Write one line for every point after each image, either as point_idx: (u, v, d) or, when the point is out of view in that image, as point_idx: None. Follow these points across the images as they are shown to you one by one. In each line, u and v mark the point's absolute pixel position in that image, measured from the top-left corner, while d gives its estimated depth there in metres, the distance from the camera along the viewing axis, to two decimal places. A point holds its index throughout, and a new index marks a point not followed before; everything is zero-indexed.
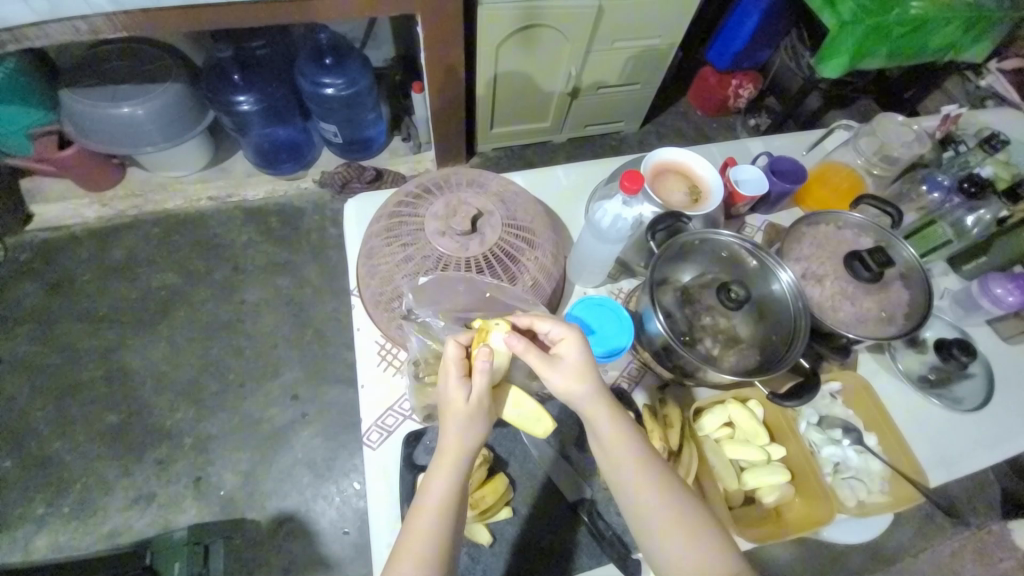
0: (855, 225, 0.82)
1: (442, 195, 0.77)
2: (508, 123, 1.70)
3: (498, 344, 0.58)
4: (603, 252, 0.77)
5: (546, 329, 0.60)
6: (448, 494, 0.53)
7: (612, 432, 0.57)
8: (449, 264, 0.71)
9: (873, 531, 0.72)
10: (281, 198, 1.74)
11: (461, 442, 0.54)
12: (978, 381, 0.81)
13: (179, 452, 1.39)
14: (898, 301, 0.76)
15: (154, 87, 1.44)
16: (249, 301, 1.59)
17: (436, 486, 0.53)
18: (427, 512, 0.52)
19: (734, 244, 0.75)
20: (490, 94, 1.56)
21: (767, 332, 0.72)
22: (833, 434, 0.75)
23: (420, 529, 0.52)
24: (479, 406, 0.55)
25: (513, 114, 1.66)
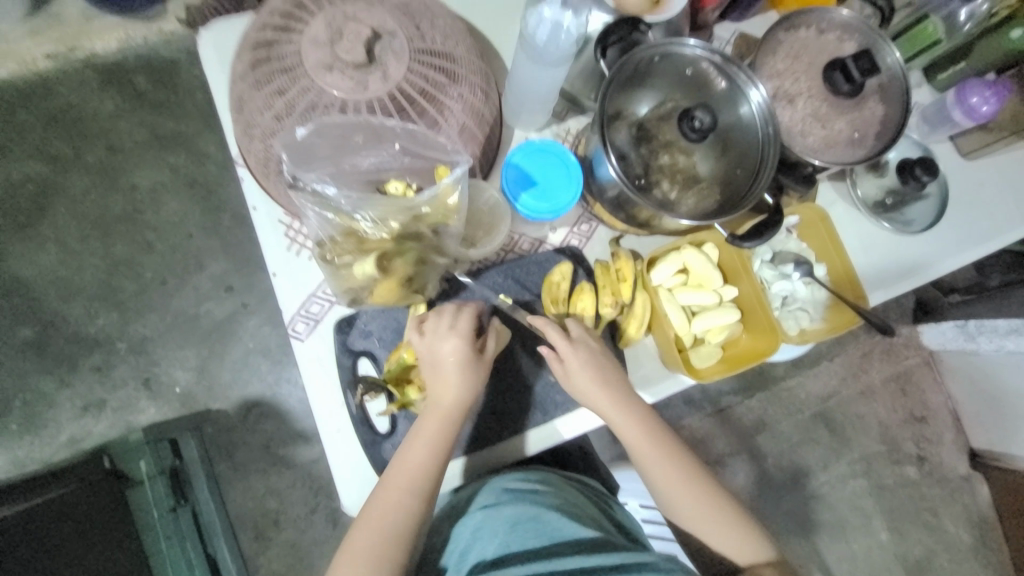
0: (840, 26, 0.69)
1: (321, 9, 0.56)
2: None
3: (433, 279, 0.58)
4: (542, 84, 0.62)
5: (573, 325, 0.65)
6: (435, 436, 0.57)
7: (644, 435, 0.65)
8: (346, 108, 0.55)
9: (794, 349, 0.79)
10: (140, 47, 1.34)
11: (452, 389, 0.58)
12: (932, 202, 0.79)
13: (117, 358, 1.30)
14: (872, 119, 0.68)
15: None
16: (143, 187, 1.34)
17: (425, 428, 0.57)
18: (401, 465, 0.56)
19: (699, 59, 0.62)
20: None
21: (731, 166, 0.63)
22: (785, 269, 0.72)
23: (410, 459, 0.56)
24: (460, 362, 0.58)
25: None
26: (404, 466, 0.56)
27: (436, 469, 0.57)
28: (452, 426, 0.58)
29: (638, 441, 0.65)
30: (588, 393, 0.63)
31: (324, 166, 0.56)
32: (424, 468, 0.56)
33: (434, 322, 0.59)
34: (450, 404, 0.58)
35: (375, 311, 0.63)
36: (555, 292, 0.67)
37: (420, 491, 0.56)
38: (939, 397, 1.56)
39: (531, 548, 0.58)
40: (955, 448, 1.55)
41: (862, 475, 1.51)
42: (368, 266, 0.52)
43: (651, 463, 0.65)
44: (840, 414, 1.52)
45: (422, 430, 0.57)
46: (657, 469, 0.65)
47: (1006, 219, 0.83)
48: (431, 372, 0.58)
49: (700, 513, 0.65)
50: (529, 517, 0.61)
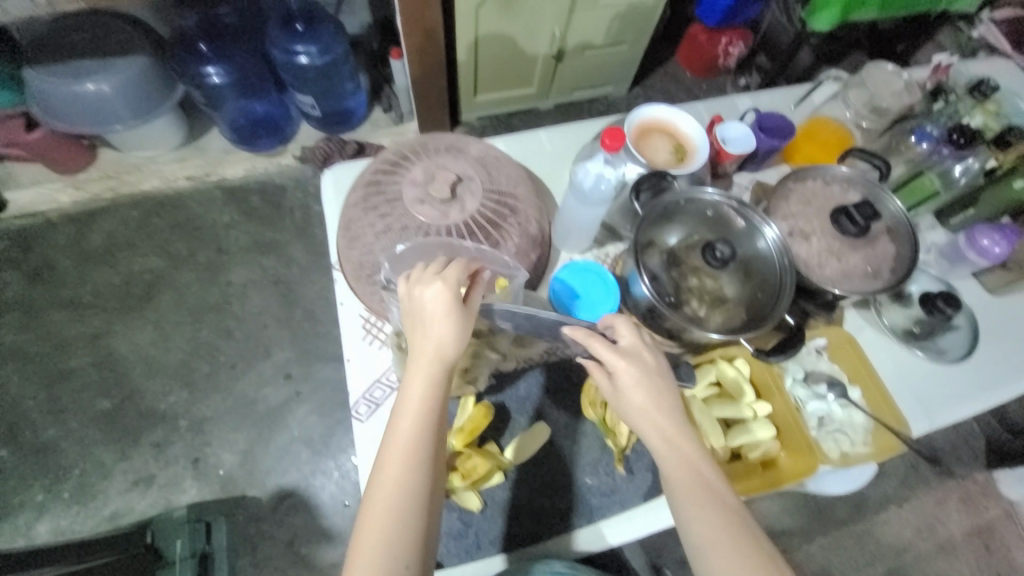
0: (843, 180, 0.81)
1: (420, 161, 0.74)
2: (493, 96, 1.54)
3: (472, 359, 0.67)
4: (587, 218, 0.76)
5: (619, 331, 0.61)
6: (413, 441, 0.52)
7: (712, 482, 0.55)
8: (430, 231, 0.69)
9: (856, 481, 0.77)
10: (261, 175, 1.68)
11: (441, 342, 0.54)
12: (963, 333, 0.81)
13: (175, 435, 1.39)
14: (884, 255, 0.76)
15: (117, 62, 1.38)
16: (236, 283, 1.56)
17: (399, 440, 0.52)
18: (400, 435, 0.52)
19: (719, 203, 0.75)
20: (472, 68, 1.42)
21: (755, 290, 0.72)
22: (818, 389, 0.75)
23: (388, 478, 0.51)
24: (457, 315, 0.55)
25: (495, 95, 1.53)
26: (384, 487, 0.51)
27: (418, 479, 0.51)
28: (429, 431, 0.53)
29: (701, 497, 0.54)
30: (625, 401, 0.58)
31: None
32: (405, 482, 0.51)
33: (411, 318, 0.56)
34: (425, 407, 0.53)
35: None
36: (593, 395, 0.71)
37: (405, 506, 0.50)
38: None
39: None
40: None
41: None
42: None
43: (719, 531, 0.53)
44: (919, 572, 1.32)
45: (396, 443, 0.52)
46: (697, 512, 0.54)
47: None
48: (425, 321, 0.55)
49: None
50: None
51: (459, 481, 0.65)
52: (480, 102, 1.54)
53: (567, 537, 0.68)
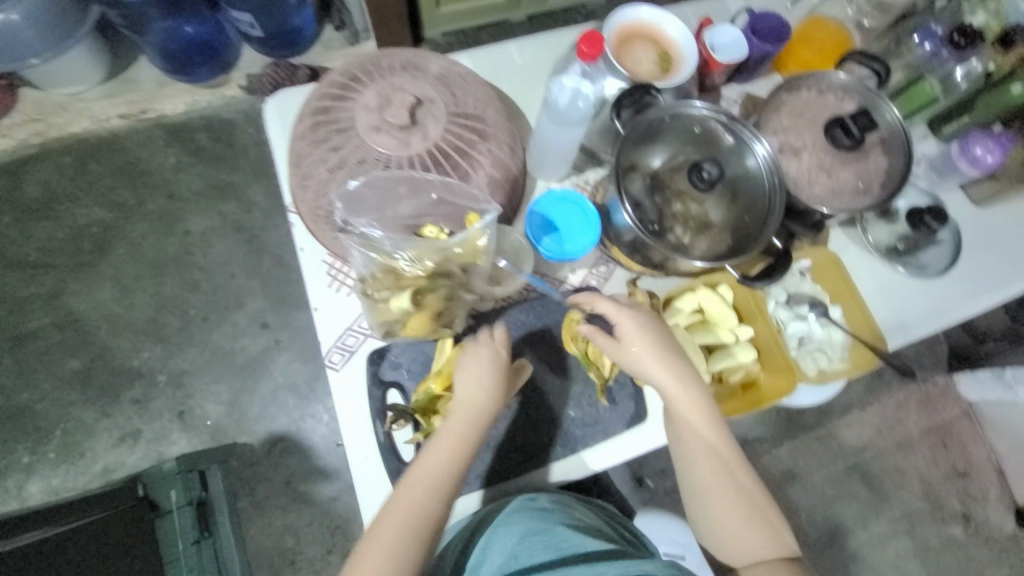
0: (839, 87, 0.75)
1: (372, 82, 0.65)
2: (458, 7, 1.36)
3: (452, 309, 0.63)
4: (563, 141, 0.69)
5: (605, 310, 0.65)
6: (462, 433, 0.60)
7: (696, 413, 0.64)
8: (391, 164, 0.62)
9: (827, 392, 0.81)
10: (205, 110, 1.50)
11: (474, 390, 0.61)
12: (946, 247, 0.80)
13: (155, 390, 1.37)
14: (876, 169, 0.72)
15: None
16: (194, 232, 1.46)
17: (454, 425, 0.60)
18: (425, 465, 0.59)
19: (707, 118, 0.69)
20: None
21: (742, 213, 0.68)
22: (800, 310, 0.74)
23: (436, 459, 0.59)
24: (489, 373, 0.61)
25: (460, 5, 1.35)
26: (428, 466, 0.59)
27: (458, 470, 0.59)
28: (477, 421, 0.61)
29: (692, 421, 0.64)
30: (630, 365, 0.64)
31: (370, 215, 0.60)
32: (449, 465, 0.59)
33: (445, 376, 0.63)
34: (451, 454, 0.60)
35: (406, 344, 0.67)
36: (574, 330, 0.70)
37: (443, 491, 0.59)
38: (983, 450, 1.47)
39: (539, 560, 0.59)
40: (1004, 506, 1.45)
41: (904, 534, 1.42)
42: (403, 300, 0.58)
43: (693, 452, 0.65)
44: (876, 467, 1.45)
45: (452, 429, 0.60)
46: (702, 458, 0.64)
47: None
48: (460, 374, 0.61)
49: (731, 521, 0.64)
50: (537, 530, 0.62)
51: (441, 422, 0.64)
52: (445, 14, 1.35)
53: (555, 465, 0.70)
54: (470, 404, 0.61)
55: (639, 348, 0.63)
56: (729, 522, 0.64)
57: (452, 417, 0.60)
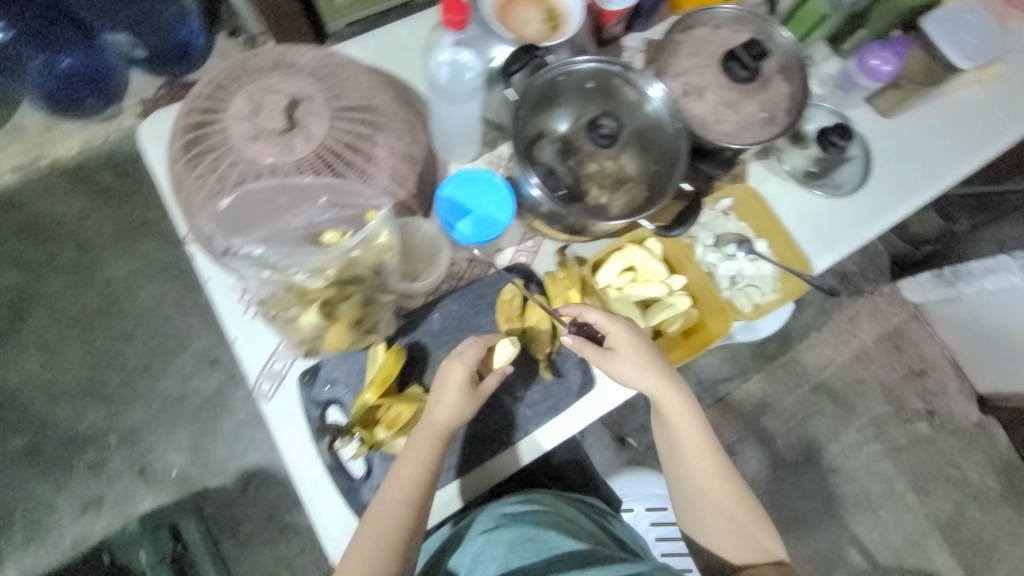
0: (731, 20, 0.74)
1: (240, 87, 0.60)
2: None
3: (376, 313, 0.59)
4: (461, 118, 0.66)
5: (594, 318, 0.66)
6: (428, 449, 0.59)
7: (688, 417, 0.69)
8: (276, 174, 0.57)
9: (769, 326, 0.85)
10: (102, 146, 1.39)
11: (440, 409, 0.60)
12: (857, 163, 0.82)
13: (109, 451, 1.29)
14: (779, 96, 0.72)
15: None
16: (118, 279, 1.36)
17: (418, 441, 0.60)
18: (396, 487, 0.58)
19: (600, 70, 0.66)
20: None
21: (652, 163, 0.67)
22: (728, 249, 0.74)
23: (403, 475, 0.59)
24: (459, 389, 0.60)
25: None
26: (396, 482, 0.59)
27: (425, 486, 0.59)
28: (441, 437, 0.60)
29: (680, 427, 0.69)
30: (620, 375, 0.66)
31: (257, 229, 0.53)
32: (416, 482, 0.59)
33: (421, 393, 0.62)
34: (417, 477, 0.59)
35: (337, 358, 0.64)
36: (508, 309, 0.69)
37: (410, 506, 0.58)
38: (934, 348, 1.56)
39: (531, 566, 0.64)
40: (961, 395, 1.55)
41: (875, 439, 1.50)
42: (312, 316, 0.54)
43: (685, 455, 0.70)
44: (840, 381, 1.52)
45: (416, 447, 0.59)
46: (699, 461, 0.70)
47: (937, 167, 0.87)
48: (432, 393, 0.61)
49: (721, 519, 0.69)
50: (527, 537, 0.67)
51: (384, 431, 0.61)
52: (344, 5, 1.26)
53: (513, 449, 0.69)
54: (436, 417, 0.60)
55: (626, 355, 0.66)
56: (723, 518, 0.70)
57: (417, 431, 0.60)
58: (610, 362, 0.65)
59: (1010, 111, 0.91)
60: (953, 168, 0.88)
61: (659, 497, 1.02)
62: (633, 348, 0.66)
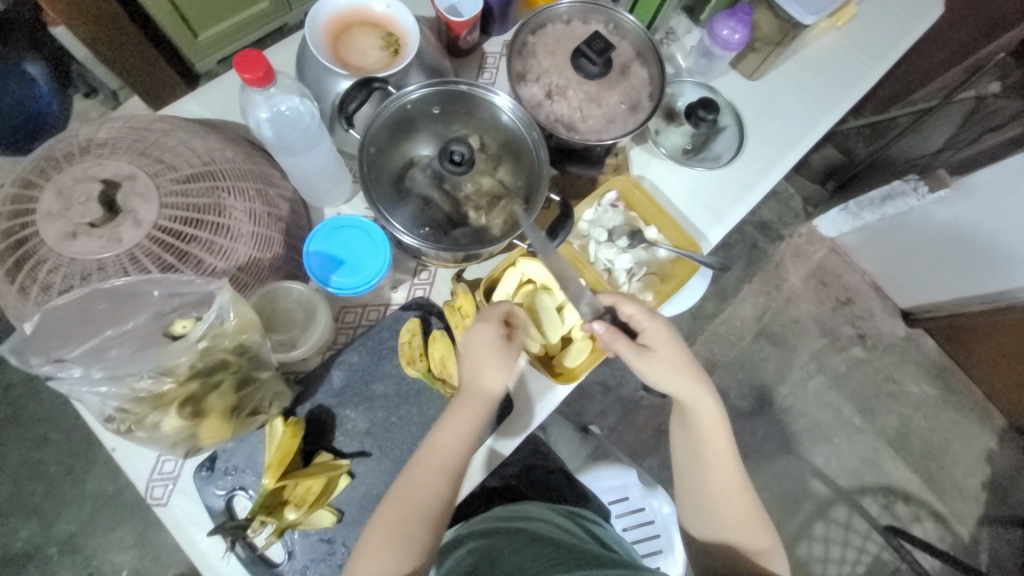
0: (580, 14, 0.74)
1: (49, 180, 0.53)
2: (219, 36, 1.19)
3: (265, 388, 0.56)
4: (313, 166, 0.62)
5: (629, 312, 0.66)
6: (472, 415, 0.60)
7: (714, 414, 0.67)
8: (105, 271, 0.52)
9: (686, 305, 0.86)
10: None
11: (487, 381, 0.60)
12: (731, 131, 0.84)
13: (48, 566, 1.19)
14: (639, 83, 0.72)
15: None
16: (17, 381, 1.24)
17: (468, 402, 0.60)
18: (431, 473, 0.58)
19: (442, 93, 0.64)
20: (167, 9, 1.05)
21: (521, 174, 0.66)
22: (621, 243, 0.74)
23: (445, 439, 0.59)
24: (512, 350, 0.61)
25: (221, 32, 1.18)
26: (434, 452, 0.58)
27: (464, 455, 0.59)
28: (488, 403, 0.61)
29: (709, 421, 0.67)
30: (647, 371, 0.65)
31: (82, 341, 0.47)
32: (455, 449, 0.59)
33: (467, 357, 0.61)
34: (455, 460, 0.58)
35: (231, 444, 0.60)
36: (410, 351, 0.66)
37: (445, 477, 0.58)
38: (856, 275, 1.65)
39: (556, 560, 0.66)
40: (888, 314, 1.65)
41: (818, 372, 1.58)
42: (174, 419, 0.50)
43: (702, 451, 0.67)
44: (777, 325, 1.59)
45: (460, 411, 0.59)
46: (722, 464, 0.67)
47: (808, 120, 0.90)
48: (475, 359, 0.61)
49: (730, 518, 0.67)
50: (545, 541, 0.70)
51: (295, 511, 0.57)
52: (209, 41, 1.16)
53: None
54: (486, 386, 0.61)
55: (660, 355, 0.65)
56: (734, 525, 0.67)
57: (464, 400, 0.60)
58: (640, 355, 0.65)
59: (865, 53, 0.94)
60: (825, 117, 0.91)
61: (620, 488, 1.01)
62: (662, 333, 0.66)
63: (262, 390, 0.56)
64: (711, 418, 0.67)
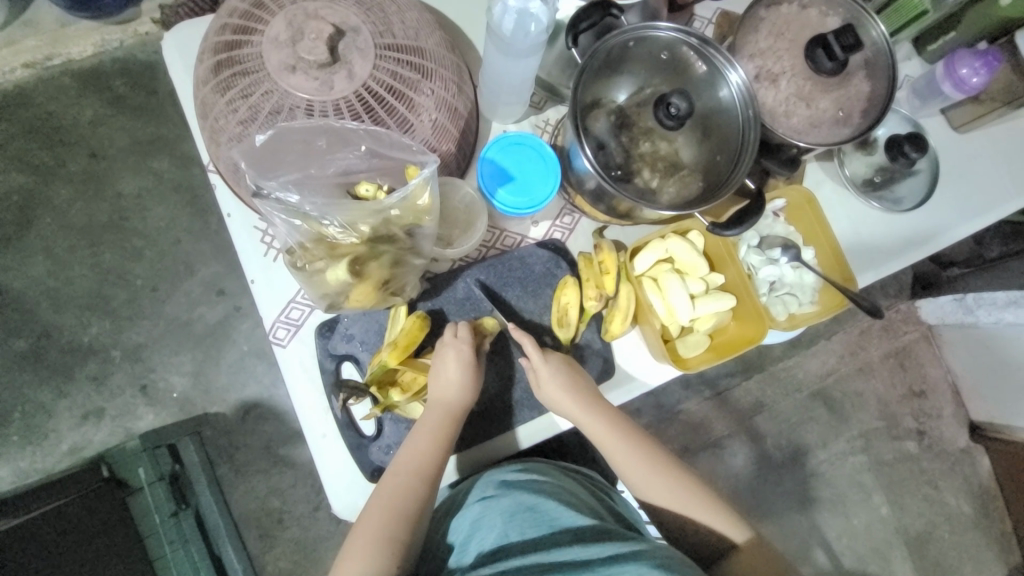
0: (823, 2, 0.67)
1: (281, 8, 0.54)
2: None
3: (405, 276, 0.56)
4: (515, 74, 0.60)
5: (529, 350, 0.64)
6: (436, 432, 0.59)
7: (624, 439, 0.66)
8: (311, 111, 0.53)
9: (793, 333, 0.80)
10: (116, 50, 1.29)
11: (451, 389, 0.60)
12: (922, 178, 0.77)
13: (112, 365, 1.28)
14: (858, 95, 0.66)
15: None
16: (128, 194, 1.30)
17: (432, 415, 0.60)
18: (402, 474, 0.58)
19: (676, 42, 0.60)
20: None
21: (712, 150, 0.62)
22: (772, 254, 0.71)
23: (414, 452, 0.59)
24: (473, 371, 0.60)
25: None
26: (407, 460, 0.58)
27: (437, 464, 0.59)
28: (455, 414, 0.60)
29: (616, 445, 0.66)
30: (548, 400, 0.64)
31: (290, 169, 0.51)
32: (424, 463, 0.58)
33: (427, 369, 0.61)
34: (426, 460, 0.58)
35: (355, 314, 0.62)
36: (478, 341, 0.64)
37: (423, 480, 0.58)
38: (938, 371, 1.54)
39: (530, 537, 0.58)
40: (957, 421, 1.54)
41: (862, 452, 1.50)
42: (340, 272, 0.51)
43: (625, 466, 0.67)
44: (839, 392, 1.51)
45: (425, 428, 0.59)
46: (643, 479, 0.66)
47: (1000, 195, 0.82)
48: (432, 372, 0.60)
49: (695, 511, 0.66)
50: (526, 507, 0.61)
51: (400, 396, 0.60)
52: None
53: (529, 423, 0.69)
54: (446, 394, 0.60)
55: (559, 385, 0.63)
56: (679, 516, 0.66)
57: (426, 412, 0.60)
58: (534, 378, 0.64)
59: None
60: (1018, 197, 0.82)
61: None
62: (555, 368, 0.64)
63: (403, 276, 0.56)
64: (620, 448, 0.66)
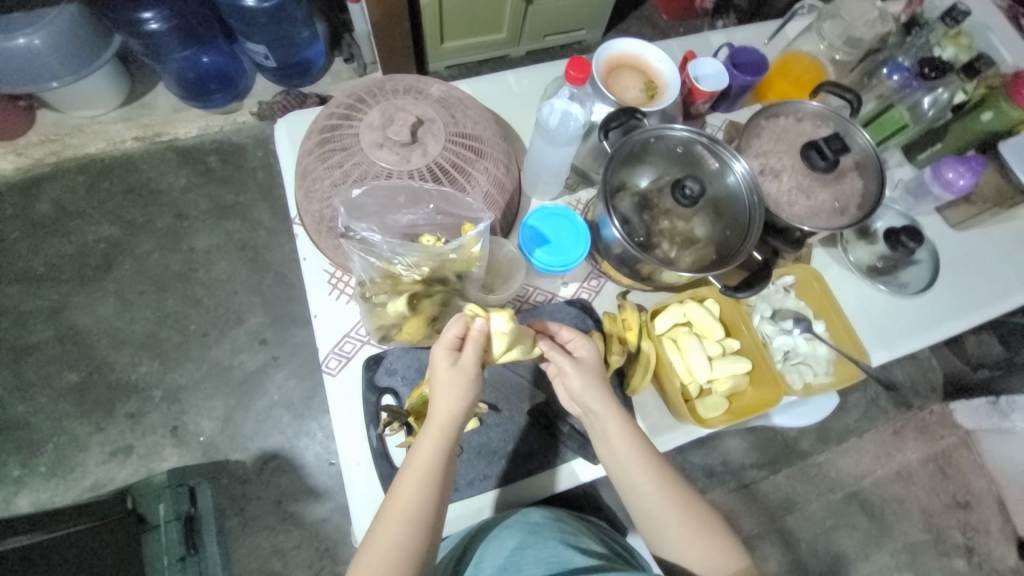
0: (813, 116, 0.80)
1: (377, 103, 0.69)
2: (467, 50, 1.41)
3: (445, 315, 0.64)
4: (555, 160, 0.73)
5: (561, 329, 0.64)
6: (430, 469, 0.57)
7: (640, 457, 0.62)
8: (391, 177, 0.66)
9: (817, 414, 0.81)
10: (216, 134, 1.51)
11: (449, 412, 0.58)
12: (924, 267, 0.84)
13: (150, 405, 1.33)
14: (852, 190, 0.76)
15: (47, 11, 1.18)
16: (200, 248, 1.45)
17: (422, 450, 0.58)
18: (398, 518, 0.56)
19: (689, 139, 0.73)
20: (438, 12, 1.25)
21: (723, 228, 0.71)
22: (785, 324, 0.77)
23: (406, 495, 0.56)
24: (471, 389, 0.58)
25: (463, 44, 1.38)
26: (399, 506, 0.56)
27: (432, 509, 0.57)
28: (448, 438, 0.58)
29: (631, 465, 0.62)
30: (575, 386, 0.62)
31: (371, 221, 0.64)
32: (417, 508, 0.56)
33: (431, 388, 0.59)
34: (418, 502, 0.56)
35: (401, 351, 0.69)
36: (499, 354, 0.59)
37: (418, 528, 0.56)
38: (982, 480, 1.44)
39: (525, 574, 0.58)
40: (1008, 540, 1.40)
41: (907, 568, 1.36)
42: (400, 304, 0.60)
43: (633, 479, 0.62)
44: (876, 495, 1.41)
45: (414, 471, 0.57)
46: (654, 501, 0.61)
47: (1003, 288, 0.87)
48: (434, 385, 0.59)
49: (703, 542, 0.61)
50: (523, 544, 0.61)
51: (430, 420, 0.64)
52: (448, 50, 1.37)
53: (551, 472, 0.70)
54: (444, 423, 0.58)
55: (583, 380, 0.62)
56: (685, 545, 0.61)
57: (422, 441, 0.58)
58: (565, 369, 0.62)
59: None
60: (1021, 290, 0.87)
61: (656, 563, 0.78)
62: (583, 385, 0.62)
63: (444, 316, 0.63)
64: (638, 464, 0.62)
